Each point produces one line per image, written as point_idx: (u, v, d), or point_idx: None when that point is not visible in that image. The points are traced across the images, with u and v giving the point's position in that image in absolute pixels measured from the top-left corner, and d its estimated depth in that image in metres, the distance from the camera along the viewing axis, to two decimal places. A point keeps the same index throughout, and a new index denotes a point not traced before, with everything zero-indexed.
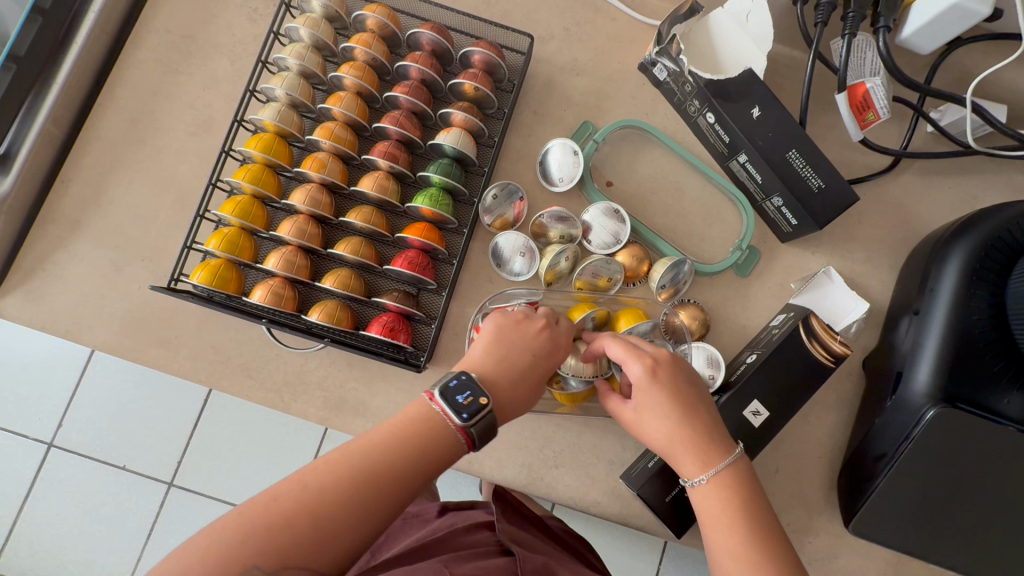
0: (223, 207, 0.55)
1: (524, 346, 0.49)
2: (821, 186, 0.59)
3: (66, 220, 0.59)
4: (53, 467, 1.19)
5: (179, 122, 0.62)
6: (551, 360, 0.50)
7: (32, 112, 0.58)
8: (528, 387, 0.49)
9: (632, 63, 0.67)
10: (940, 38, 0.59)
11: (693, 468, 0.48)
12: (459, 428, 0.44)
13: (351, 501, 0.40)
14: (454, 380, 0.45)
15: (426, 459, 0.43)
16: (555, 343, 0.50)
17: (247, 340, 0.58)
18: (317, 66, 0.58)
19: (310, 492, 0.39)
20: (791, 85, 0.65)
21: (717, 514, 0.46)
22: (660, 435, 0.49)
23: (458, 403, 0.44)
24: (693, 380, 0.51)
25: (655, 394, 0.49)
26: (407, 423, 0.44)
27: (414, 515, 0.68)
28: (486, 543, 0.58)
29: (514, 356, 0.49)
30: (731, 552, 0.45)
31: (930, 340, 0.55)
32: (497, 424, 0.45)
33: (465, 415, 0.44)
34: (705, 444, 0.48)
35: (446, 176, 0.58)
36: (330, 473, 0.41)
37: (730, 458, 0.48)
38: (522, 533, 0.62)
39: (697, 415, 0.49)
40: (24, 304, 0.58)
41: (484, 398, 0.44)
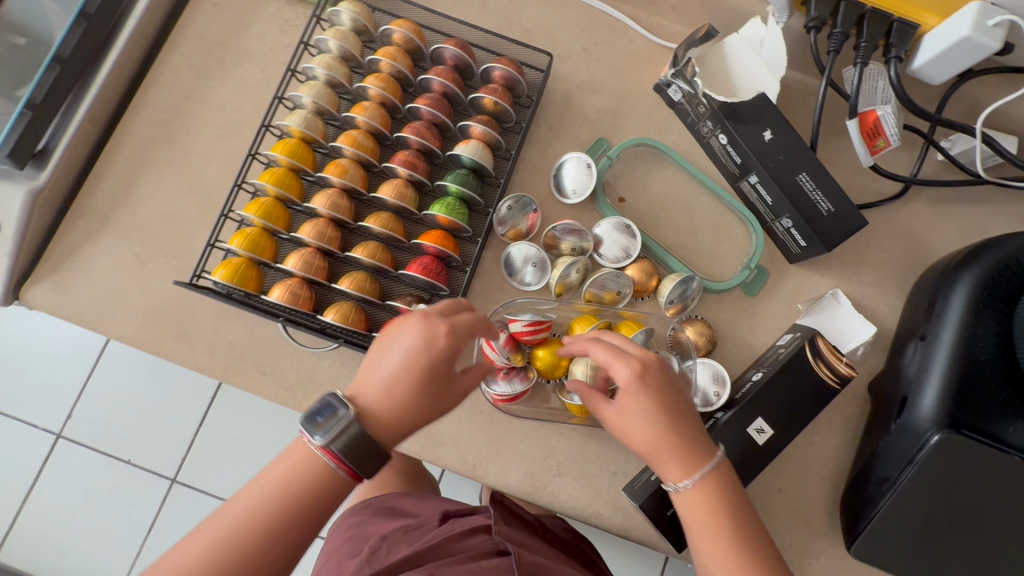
0: (248, 208, 0.57)
1: (402, 353, 0.46)
2: (830, 210, 0.60)
3: (96, 214, 0.62)
4: (60, 458, 1.21)
5: (209, 125, 0.64)
6: (428, 363, 0.46)
7: (70, 111, 0.60)
8: (414, 395, 0.46)
9: (648, 83, 0.68)
10: (951, 70, 0.60)
11: (677, 475, 0.48)
12: (323, 450, 0.42)
13: (275, 529, 0.41)
14: (315, 403, 0.44)
15: (328, 480, 0.43)
16: (433, 341, 0.47)
17: (263, 337, 0.60)
18: (344, 76, 0.61)
19: (231, 530, 0.41)
20: (804, 110, 0.66)
21: (699, 522, 0.47)
22: (644, 441, 0.49)
23: (318, 424, 0.43)
24: (676, 384, 0.50)
25: (637, 401, 0.48)
26: (297, 455, 0.43)
27: (416, 525, 0.58)
28: (481, 545, 0.54)
29: (399, 359, 0.46)
30: (715, 559, 0.46)
31: (935, 365, 0.56)
32: (367, 440, 0.43)
33: (324, 435, 0.42)
34: (688, 450, 0.48)
35: (463, 186, 0.59)
36: (258, 507, 0.42)
37: (713, 463, 0.48)
38: (521, 535, 0.58)
39: (680, 422, 0.48)
40: (52, 294, 0.60)
41: (340, 411, 0.43)
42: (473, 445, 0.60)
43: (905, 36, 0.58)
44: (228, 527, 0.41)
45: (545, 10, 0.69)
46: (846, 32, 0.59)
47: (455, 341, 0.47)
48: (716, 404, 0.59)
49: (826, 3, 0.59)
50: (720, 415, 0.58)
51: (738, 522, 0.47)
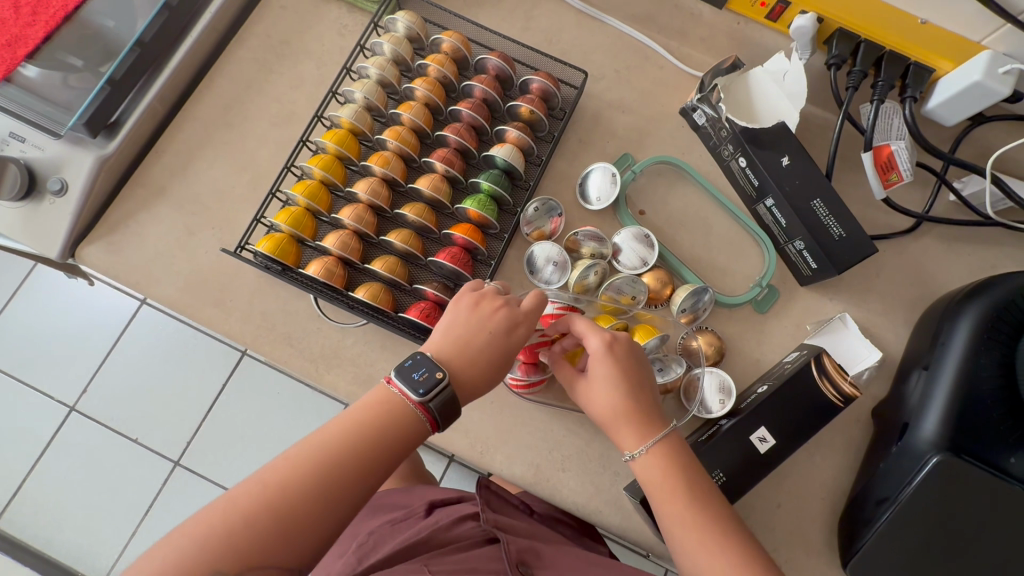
0: (295, 188, 0.62)
1: (478, 325, 0.52)
2: (841, 235, 0.63)
3: (153, 185, 0.67)
4: (71, 430, 1.25)
5: (265, 113, 0.70)
6: (507, 343, 0.52)
7: (143, 90, 0.66)
8: (491, 368, 0.51)
9: (674, 107, 0.73)
10: (964, 112, 0.64)
11: (632, 442, 0.53)
12: (419, 403, 0.48)
13: (315, 487, 0.43)
14: (409, 360, 0.49)
15: (406, 435, 0.47)
16: (513, 321, 0.52)
17: (294, 310, 0.64)
18: (394, 77, 0.66)
19: (269, 490, 0.42)
20: (821, 141, 0.70)
21: (660, 480, 0.51)
22: (604, 406, 0.54)
23: (415, 380, 0.48)
24: (642, 356, 0.55)
25: (608, 367, 0.53)
26: (375, 406, 0.48)
27: (402, 519, 0.66)
28: (471, 534, 0.61)
29: (473, 334, 0.51)
30: (673, 513, 0.50)
31: (939, 393, 0.57)
32: (453, 402, 0.49)
33: (422, 390, 0.47)
34: (644, 420, 0.53)
35: (495, 184, 0.63)
36: (291, 472, 0.44)
37: (665, 431, 0.53)
38: (508, 519, 0.65)
39: (642, 389, 0.54)
40: (104, 255, 0.64)
41: (438, 374, 0.48)
42: (482, 432, 0.63)
43: (920, 79, 0.63)
44: (273, 488, 0.43)
45: (582, 34, 0.74)
46: (864, 71, 0.63)
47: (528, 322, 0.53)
48: (721, 412, 0.61)
49: (846, 44, 0.63)
50: (724, 422, 0.60)
51: (693, 484, 0.51)
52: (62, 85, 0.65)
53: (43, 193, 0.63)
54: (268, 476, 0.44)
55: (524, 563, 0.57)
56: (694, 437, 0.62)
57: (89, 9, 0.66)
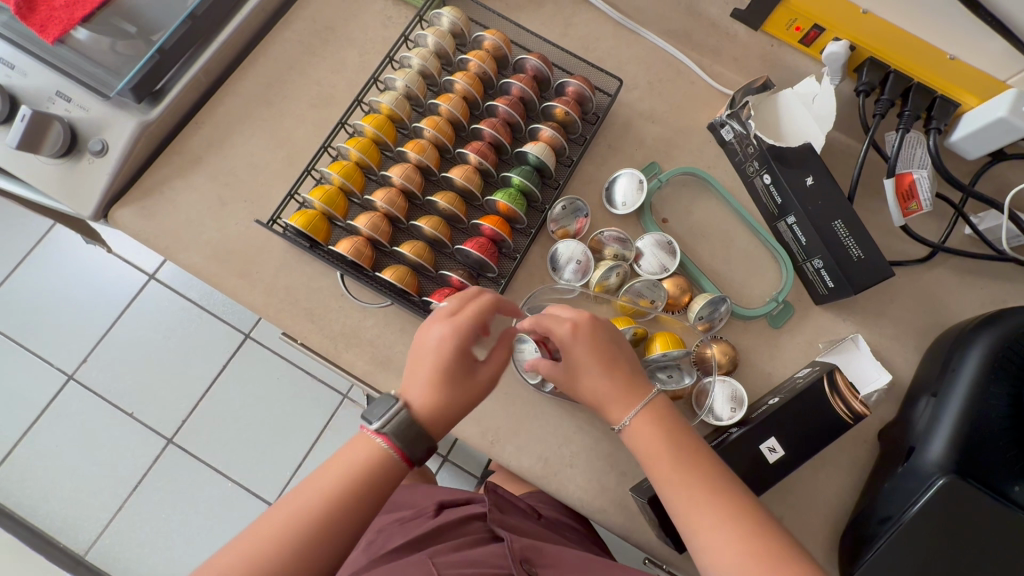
0: (331, 167, 0.63)
1: (422, 346, 0.53)
2: (861, 257, 0.64)
3: (190, 155, 0.68)
4: (67, 399, 1.24)
5: (305, 94, 0.71)
6: (452, 354, 0.51)
7: (189, 62, 0.68)
8: (448, 385, 0.51)
9: (703, 121, 0.74)
10: (986, 146, 0.65)
11: (620, 412, 0.53)
12: (378, 434, 0.48)
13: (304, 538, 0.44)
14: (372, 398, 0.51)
15: (382, 479, 0.48)
16: (452, 333, 0.52)
17: (318, 287, 0.64)
18: (435, 68, 0.67)
19: (251, 551, 0.44)
20: (844, 166, 0.71)
21: (650, 447, 0.52)
22: (590, 389, 0.54)
23: (371, 412, 0.50)
24: (612, 330, 0.55)
25: (579, 350, 0.53)
26: (351, 455, 0.48)
27: (411, 518, 0.67)
28: (477, 532, 0.61)
29: (421, 356, 0.52)
30: (665, 477, 0.50)
31: (947, 416, 0.58)
32: (411, 425, 0.49)
33: (377, 420, 0.49)
34: (624, 386, 0.53)
35: (526, 180, 0.65)
36: (272, 530, 0.45)
37: (649, 395, 0.54)
38: (514, 521, 0.65)
39: (618, 359, 0.54)
40: (135, 219, 0.65)
41: (392, 400, 0.50)
42: (493, 422, 0.63)
43: (945, 110, 0.65)
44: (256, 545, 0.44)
45: (619, 44, 0.76)
46: (892, 100, 0.65)
47: (467, 326, 0.52)
48: (730, 420, 0.62)
49: (875, 73, 0.66)
50: (733, 430, 0.61)
51: (681, 446, 0.51)
52: (110, 50, 0.66)
53: (82, 152, 0.64)
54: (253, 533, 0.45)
55: (527, 561, 0.55)
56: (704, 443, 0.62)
57: None
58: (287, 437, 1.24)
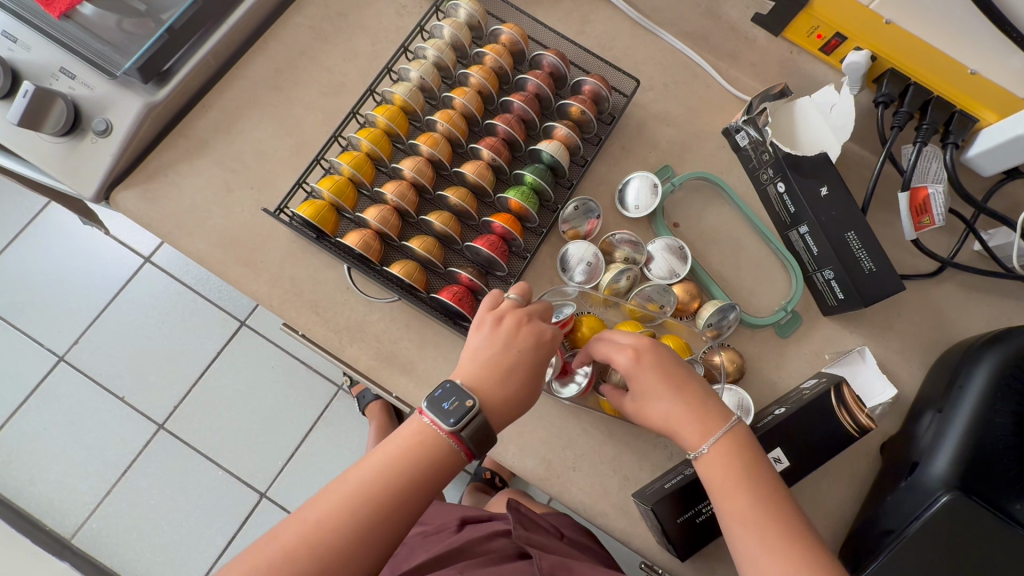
0: (342, 157, 0.62)
1: (506, 344, 0.51)
2: (872, 269, 0.64)
3: (195, 139, 0.66)
4: (57, 380, 1.22)
5: (315, 82, 0.70)
6: (537, 357, 0.52)
7: (198, 43, 0.66)
8: (520, 393, 0.51)
9: (718, 126, 0.74)
10: (1000, 164, 0.65)
11: (695, 441, 0.53)
12: (450, 433, 0.48)
13: (355, 526, 0.44)
14: (438, 390, 0.49)
15: (444, 469, 0.48)
16: (538, 337, 0.52)
17: (323, 279, 0.63)
18: (450, 61, 0.66)
19: (310, 529, 0.44)
20: (858, 177, 0.71)
21: (725, 480, 0.51)
22: (661, 416, 0.54)
23: (444, 409, 0.48)
24: (678, 360, 0.56)
25: (649, 376, 0.54)
26: (409, 439, 0.48)
27: (434, 533, 0.70)
28: (502, 549, 0.63)
29: (500, 354, 0.51)
30: (738, 513, 0.50)
31: (953, 433, 0.58)
32: (487, 427, 0.49)
33: (452, 420, 0.48)
34: (703, 415, 0.53)
35: (539, 178, 0.64)
36: (331, 509, 0.45)
37: (728, 426, 0.53)
38: (539, 537, 0.66)
39: (688, 389, 0.55)
40: (138, 202, 0.64)
41: (468, 401, 0.48)
42: None
43: (964, 127, 0.64)
44: (313, 526, 0.44)
45: (635, 44, 0.75)
46: (910, 113, 0.64)
47: (552, 346, 0.53)
48: None
49: (896, 84, 0.65)
50: None
51: (759, 484, 0.51)
52: (117, 28, 0.64)
53: (85, 131, 0.63)
54: (309, 512, 0.45)
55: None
56: None
57: None
58: (281, 427, 1.23)
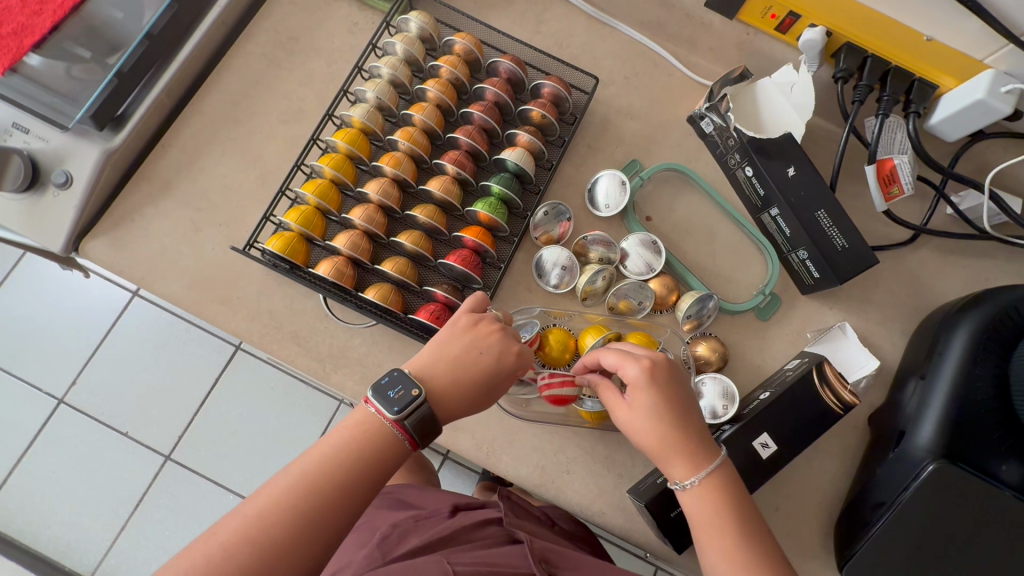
0: (305, 186, 0.61)
1: (469, 345, 0.52)
2: (844, 246, 0.64)
3: (159, 181, 0.66)
4: (59, 423, 1.23)
5: (273, 110, 0.69)
6: (501, 362, 0.52)
7: (150, 84, 0.65)
8: (470, 393, 0.51)
9: (682, 114, 0.73)
10: (965, 129, 0.65)
11: (683, 472, 0.52)
12: (394, 422, 0.48)
13: (294, 517, 0.44)
14: (386, 377, 0.49)
15: (386, 460, 0.48)
16: (506, 345, 0.53)
17: (301, 309, 0.63)
18: (406, 77, 0.65)
19: (250, 524, 0.43)
20: (825, 153, 0.71)
21: (708, 514, 0.51)
22: (653, 438, 0.52)
23: (390, 398, 0.48)
24: (683, 387, 0.54)
25: (649, 398, 0.52)
26: (354, 428, 0.48)
27: (426, 516, 0.66)
28: (494, 535, 0.63)
29: (461, 352, 0.52)
30: (721, 550, 0.50)
31: (936, 401, 0.59)
32: (431, 417, 0.49)
33: (397, 409, 0.48)
34: (694, 448, 0.52)
35: (506, 188, 0.64)
36: (270, 501, 0.44)
37: (716, 458, 0.52)
38: (530, 522, 0.68)
39: (689, 415, 0.53)
40: (109, 251, 0.64)
41: (415, 390, 0.48)
42: (488, 434, 0.63)
43: (924, 94, 0.64)
44: (253, 522, 0.43)
45: (593, 39, 0.74)
46: (871, 85, 0.64)
47: (519, 360, 0.53)
48: (722, 418, 0.62)
49: (854, 58, 0.65)
50: (727, 428, 0.61)
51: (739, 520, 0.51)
52: (65, 76, 0.63)
53: (46, 186, 0.62)
54: (249, 508, 0.44)
55: (547, 562, 0.58)
56: None
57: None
58: (286, 445, 1.24)
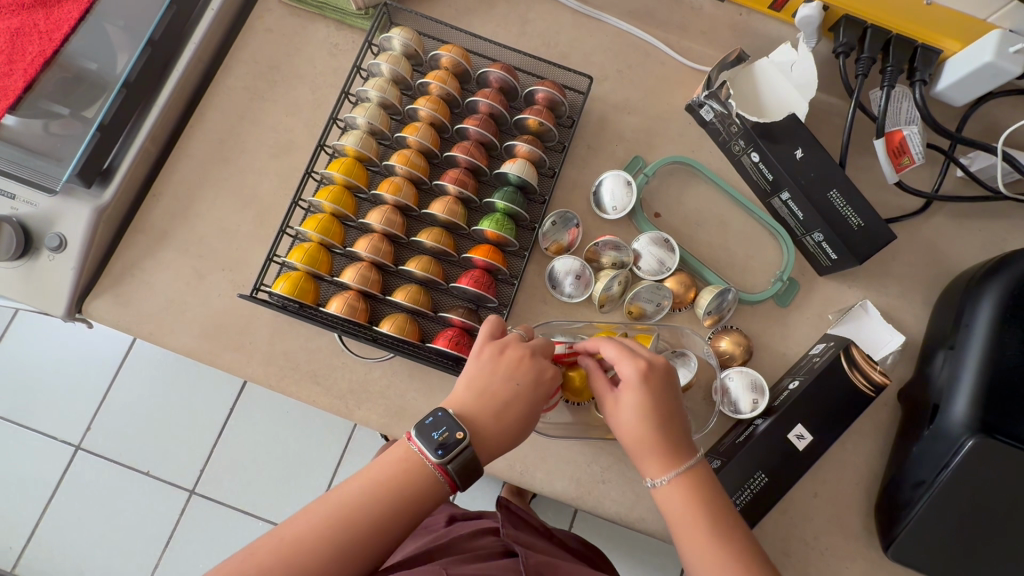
0: (306, 224, 0.60)
1: (505, 377, 0.49)
2: (860, 225, 0.62)
3: (155, 230, 0.64)
4: (78, 470, 1.21)
5: (262, 144, 0.67)
6: (535, 390, 0.50)
7: (134, 132, 0.63)
8: (516, 425, 0.49)
9: (680, 104, 0.71)
10: (972, 92, 0.64)
11: (655, 471, 0.51)
12: (437, 465, 0.45)
13: (330, 547, 0.42)
14: (431, 417, 0.47)
15: (425, 500, 0.46)
16: (538, 371, 0.50)
17: (317, 347, 0.62)
18: (395, 98, 0.63)
19: (286, 547, 0.42)
20: (829, 129, 0.69)
21: (682, 509, 0.49)
22: (631, 434, 0.51)
23: (434, 439, 0.46)
24: (671, 390, 0.53)
25: (639, 393, 0.51)
26: (395, 466, 0.46)
27: (422, 528, 0.68)
28: (489, 545, 0.61)
29: (499, 386, 0.49)
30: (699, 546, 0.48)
31: (966, 373, 0.58)
32: (475, 463, 0.46)
33: (441, 452, 0.45)
34: (669, 449, 0.51)
35: (511, 203, 0.62)
36: (308, 528, 0.43)
37: (692, 460, 0.51)
38: (526, 536, 0.66)
39: (670, 417, 0.52)
40: (113, 307, 0.62)
41: (459, 433, 0.46)
42: (519, 453, 0.62)
43: (928, 60, 0.62)
44: (287, 547, 0.42)
45: (581, 35, 0.72)
46: (872, 57, 0.62)
47: (553, 381, 0.51)
48: (753, 412, 0.61)
49: (853, 31, 0.63)
50: (759, 422, 0.61)
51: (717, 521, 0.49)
52: (43, 133, 0.63)
53: (39, 250, 0.60)
54: (285, 530, 0.43)
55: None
56: (730, 439, 0.62)
57: (69, 49, 0.65)
58: (310, 468, 1.23)
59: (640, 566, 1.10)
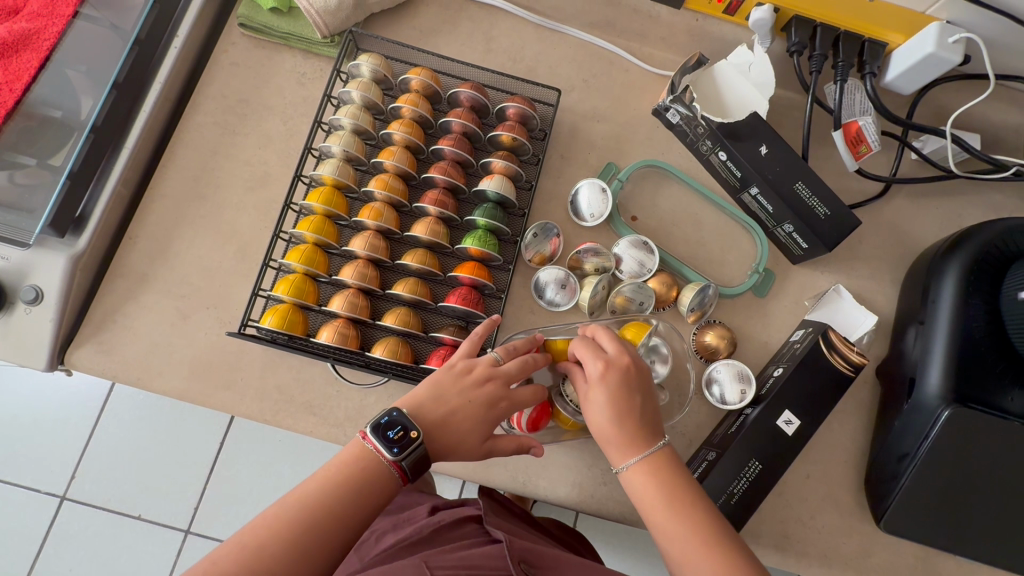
0: (289, 256, 0.60)
1: (463, 393, 0.51)
2: (826, 214, 0.65)
3: (134, 274, 0.63)
4: (65, 522, 1.17)
5: (237, 178, 0.67)
6: (486, 414, 0.52)
7: (104, 177, 0.63)
8: (458, 436, 0.51)
9: (647, 109, 0.74)
10: (918, 81, 0.68)
11: (619, 460, 0.52)
12: (392, 462, 0.47)
13: (293, 547, 0.42)
14: (385, 416, 0.48)
15: (382, 495, 0.46)
16: (495, 397, 0.52)
17: (310, 378, 0.62)
18: (368, 124, 0.64)
19: (251, 551, 0.41)
20: (790, 123, 0.72)
21: (645, 495, 0.51)
22: (598, 427, 0.53)
23: (390, 438, 0.47)
24: (636, 389, 0.53)
25: (606, 393, 0.53)
26: (349, 464, 0.46)
27: (404, 518, 0.65)
28: (473, 535, 0.60)
29: (457, 402, 0.51)
30: (662, 526, 0.49)
31: (937, 347, 0.60)
32: (427, 457, 0.48)
33: (396, 449, 0.47)
34: (633, 440, 0.52)
35: (492, 219, 0.63)
36: (269, 531, 0.42)
37: (656, 446, 0.52)
38: (509, 523, 0.65)
39: (636, 414, 0.53)
40: (96, 356, 0.61)
41: (413, 432, 0.48)
42: (521, 464, 0.63)
43: (876, 52, 0.66)
44: (253, 552, 0.41)
45: (545, 48, 0.74)
46: (825, 53, 0.65)
47: (507, 411, 0.53)
48: (741, 403, 0.63)
49: (804, 30, 0.66)
50: (749, 412, 0.63)
51: (688, 511, 0.49)
52: (9, 184, 0.62)
53: (14, 303, 0.59)
54: (245, 536, 0.42)
55: (526, 562, 0.54)
56: (723, 429, 0.64)
57: (31, 98, 0.64)
58: None
59: (643, 557, 1.12)
